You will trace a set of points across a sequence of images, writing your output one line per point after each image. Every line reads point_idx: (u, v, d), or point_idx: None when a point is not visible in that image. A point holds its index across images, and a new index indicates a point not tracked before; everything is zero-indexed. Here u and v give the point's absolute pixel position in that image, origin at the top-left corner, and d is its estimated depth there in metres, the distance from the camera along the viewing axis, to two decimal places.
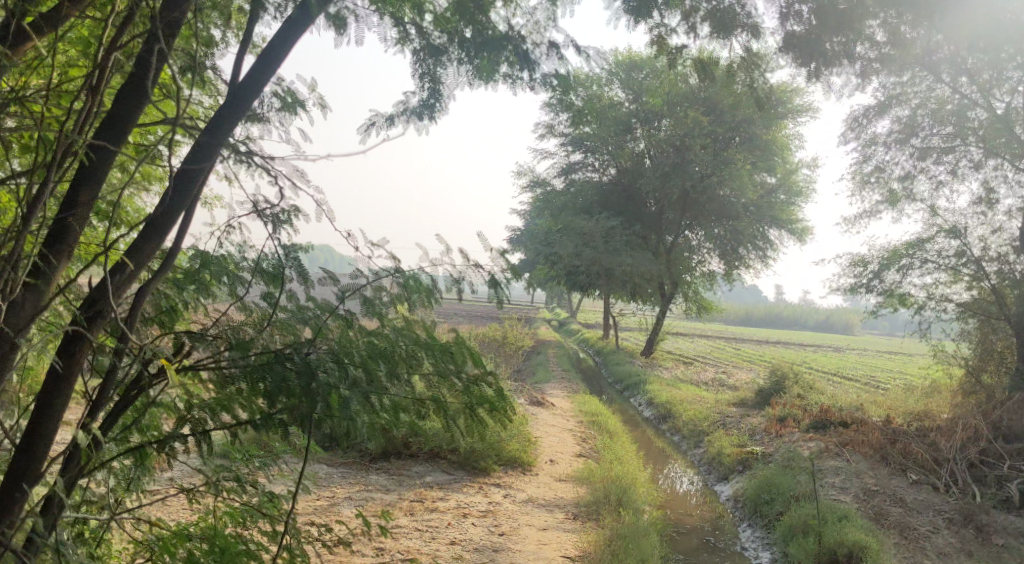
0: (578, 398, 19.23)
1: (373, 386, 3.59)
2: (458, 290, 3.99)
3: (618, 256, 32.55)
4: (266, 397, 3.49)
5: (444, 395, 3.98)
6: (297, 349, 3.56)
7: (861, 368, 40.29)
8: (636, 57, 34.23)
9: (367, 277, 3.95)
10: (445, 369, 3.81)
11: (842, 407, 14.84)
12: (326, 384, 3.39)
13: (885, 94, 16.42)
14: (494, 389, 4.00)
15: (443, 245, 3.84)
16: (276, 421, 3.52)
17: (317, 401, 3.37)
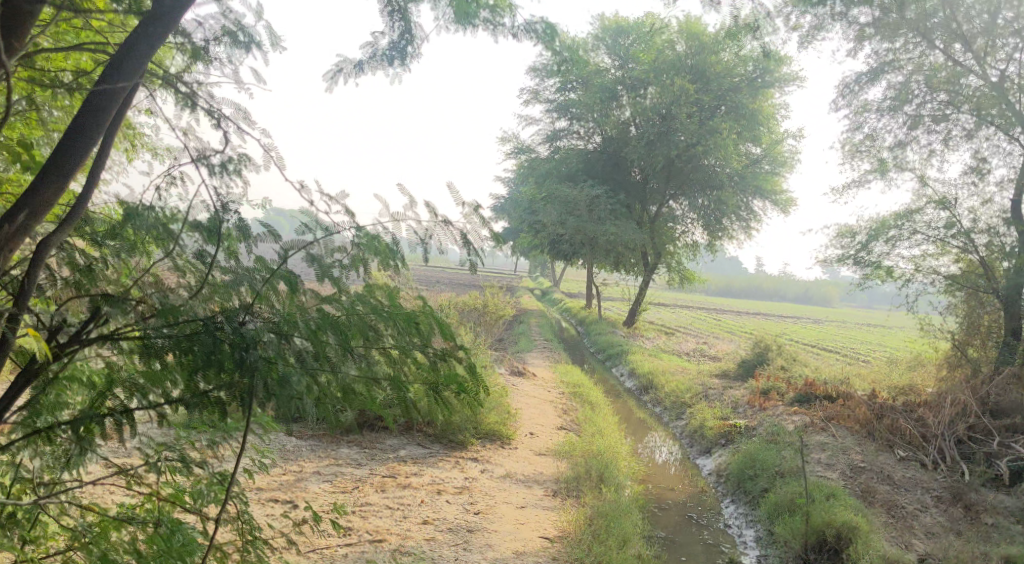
0: (559, 370, 18.88)
1: (321, 364, 3.89)
2: (423, 251, 4.23)
3: (602, 224, 32.07)
4: (200, 373, 3.71)
5: (407, 371, 4.28)
6: (229, 319, 3.77)
7: (842, 341, 40.27)
8: (623, 22, 33.49)
9: (316, 235, 4.07)
10: (409, 344, 4.10)
11: (826, 380, 14.61)
12: (261, 359, 3.66)
13: (877, 60, 15.74)
14: (456, 365, 4.34)
15: (407, 205, 4.17)
16: (211, 398, 3.75)
17: (256, 378, 3.65)
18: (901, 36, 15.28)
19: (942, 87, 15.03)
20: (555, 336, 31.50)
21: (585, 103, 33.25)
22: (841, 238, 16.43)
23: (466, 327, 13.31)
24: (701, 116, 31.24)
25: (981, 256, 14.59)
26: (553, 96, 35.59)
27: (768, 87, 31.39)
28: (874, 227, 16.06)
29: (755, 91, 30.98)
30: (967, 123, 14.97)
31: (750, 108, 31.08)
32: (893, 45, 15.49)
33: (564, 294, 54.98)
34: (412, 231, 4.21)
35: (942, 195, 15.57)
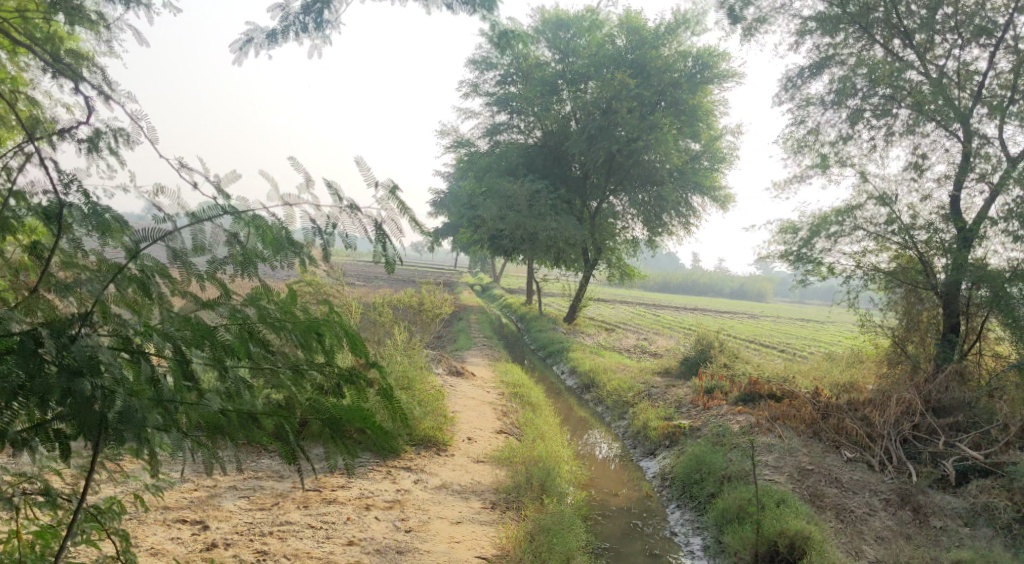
0: (499, 368, 18.33)
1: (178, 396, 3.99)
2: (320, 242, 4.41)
3: (542, 219, 31.62)
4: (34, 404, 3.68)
5: (299, 393, 4.39)
6: (69, 331, 3.77)
7: (777, 337, 40.64)
8: (563, 15, 33.13)
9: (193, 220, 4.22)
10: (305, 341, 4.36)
11: (770, 378, 14.44)
12: (91, 393, 3.60)
13: (821, 54, 16.09)
14: (354, 392, 4.35)
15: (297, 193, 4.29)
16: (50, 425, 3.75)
17: (87, 408, 3.61)
18: (843, 31, 15.70)
19: (879, 83, 15.26)
20: (495, 332, 30.95)
21: (526, 96, 32.76)
22: (783, 233, 16.34)
23: (401, 327, 12.64)
24: (641, 111, 31.06)
25: (920, 252, 14.60)
26: (493, 89, 35.02)
27: (708, 84, 31.22)
28: (815, 223, 16.05)
29: (694, 87, 30.93)
30: (905, 118, 15.17)
31: (689, 104, 31.05)
32: (836, 41, 15.93)
33: (504, 290, 54.35)
34: (311, 219, 4.38)
35: (882, 191, 15.84)
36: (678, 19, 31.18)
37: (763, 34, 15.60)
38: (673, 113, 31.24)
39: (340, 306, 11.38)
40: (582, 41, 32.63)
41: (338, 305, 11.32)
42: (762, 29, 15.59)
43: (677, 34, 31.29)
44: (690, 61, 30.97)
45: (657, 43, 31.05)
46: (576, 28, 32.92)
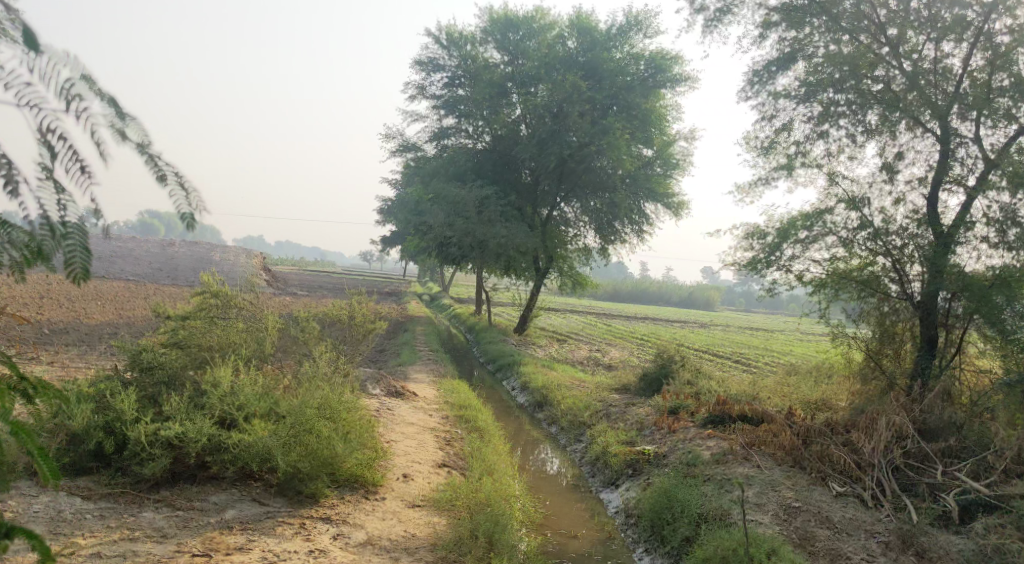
0: (445, 387, 16.81)
1: None
2: None
3: (492, 226, 30.23)
4: None
5: None
6: None
7: (729, 346, 39.93)
8: (512, 15, 31.93)
9: None
10: None
11: (737, 396, 13.33)
12: None
13: (786, 48, 15.27)
14: None
15: None
16: None
17: None
18: (809, 24, 15.00)
19: (845, 82, 14.60)
20: (442, 345, 29.38)
21: (475, 100, 31.48)
22: (748, 240, 15.30)
23: (329, 344, 11.10)
24: (593, 114, 30.09)
25: (894, 260, 13.87)
26: (441, 91, 33.67)
27: (660, 87, 30.45)
28: (782, 227, 15.11)
29: (647, 91, 30.13)
30: (875, 119, 14.60)
31: (641, 108, 30.23)
32: (803, 35, 15.11)
33: (453, 299, 52.61)
34: None
35: (849, 194, 15.14)
36: (630, 21, 30.38)
37: (726, 27, 14.61)
38: (626, 117, 30.29)
39: (251, 320, 9.77)
40: (532, 42, 31.55)
41: (249, 320, 9.71)
42: (726, 22, 14.62)
43: (628, 36, 30.60)
44: (643, 64, 30.51)
45: (609, 45, 30.42)
46: (527, 29, 31.78)
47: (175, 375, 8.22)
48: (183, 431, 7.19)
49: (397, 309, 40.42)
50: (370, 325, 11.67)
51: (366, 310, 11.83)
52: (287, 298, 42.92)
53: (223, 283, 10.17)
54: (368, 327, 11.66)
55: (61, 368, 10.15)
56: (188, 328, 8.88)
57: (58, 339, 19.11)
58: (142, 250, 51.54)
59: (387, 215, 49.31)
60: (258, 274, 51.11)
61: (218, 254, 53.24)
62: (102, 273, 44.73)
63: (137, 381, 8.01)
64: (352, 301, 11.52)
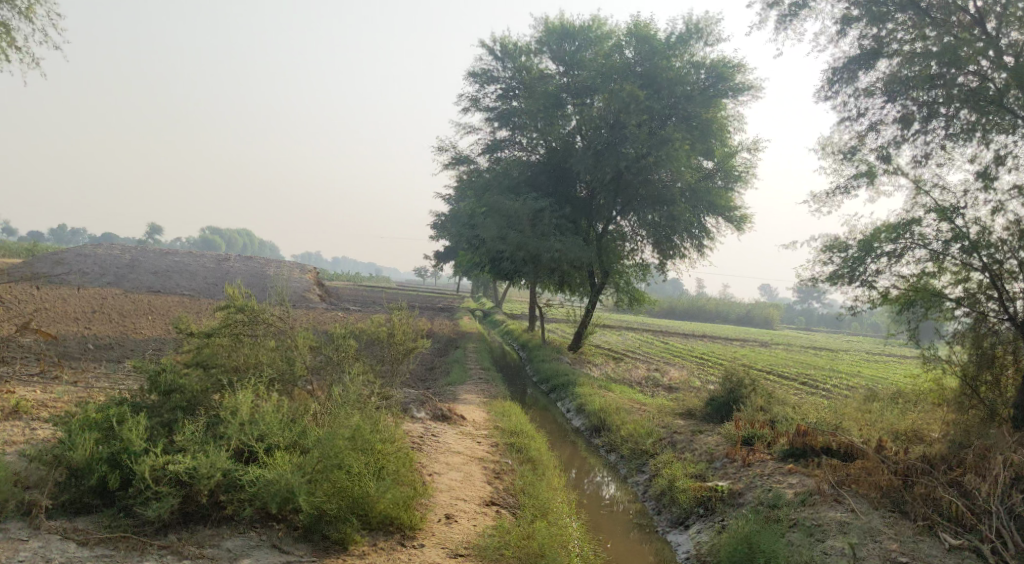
0: (496, 409, 15.81)
1: None
2: None
3: (546, 240, 29.30)
4: None
5: None
6: None
7: (795, 367, 37.82)
8: (568, 24, 31.08)
9: None
10: None
11: (817, 426, 12.03)
12: None
13: (867, 46, 13.87)
14: None
15: None
16: None
17: None
18: (894, 18, 13.48)
19: (936, 80, 13.09)
20: (494, 362, 28.45)
21: (529, 111, 30.65)
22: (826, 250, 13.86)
23: (365, 365, 10.13)
24: (651, 124, 28.94)
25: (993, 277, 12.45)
26: (494, 104, 33.03)
27: (721, 97, 29.17)
28: (866, 237, 13.64)
29: (708, 101, 28.83)
30: (962, 119, 13.14)
31: (702, 118, 28.94)
32: (885, 30, 13.66)
33: (505, 315, 51.60)
34: None
35: (940, 203, 13.48)
36: (691, 28, 29.21)
37: (801, 21, 13.38)
38: (687, 127, 28.86)
39: (277, 339, 8.98)
40: (589, 52, 30.59)
41: (274, 340, 8.91)
42: (802, 16, 13.36)
43: (688, 45, 29.41)
44: (704, 72, 29.25)
45: (668, 53, 29.14)
46: (583, 38, 30.88)
47: (195, 400, 7.70)
48: (195, 466, 6.75)
49: (448, 325, 39.66)
50: (415, 343, 10.69)
51: (409, 327, 10.88)
52: (339, 312, 42.64)
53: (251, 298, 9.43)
54: (413, 346, 10.70)
55: (90, 391, 9.59)
56: (212, 347, 8.25)
57: (105, 353, 18.86)
58: (199, 265, 52.18)
59: (441, 230, 48.75)
60: (311, 289, 51.12)
61: (272, 269, 53.53)
62: (160, 287, 45.31)
63: (154, 406, 7.50)
64: (395, 317, 10.60)
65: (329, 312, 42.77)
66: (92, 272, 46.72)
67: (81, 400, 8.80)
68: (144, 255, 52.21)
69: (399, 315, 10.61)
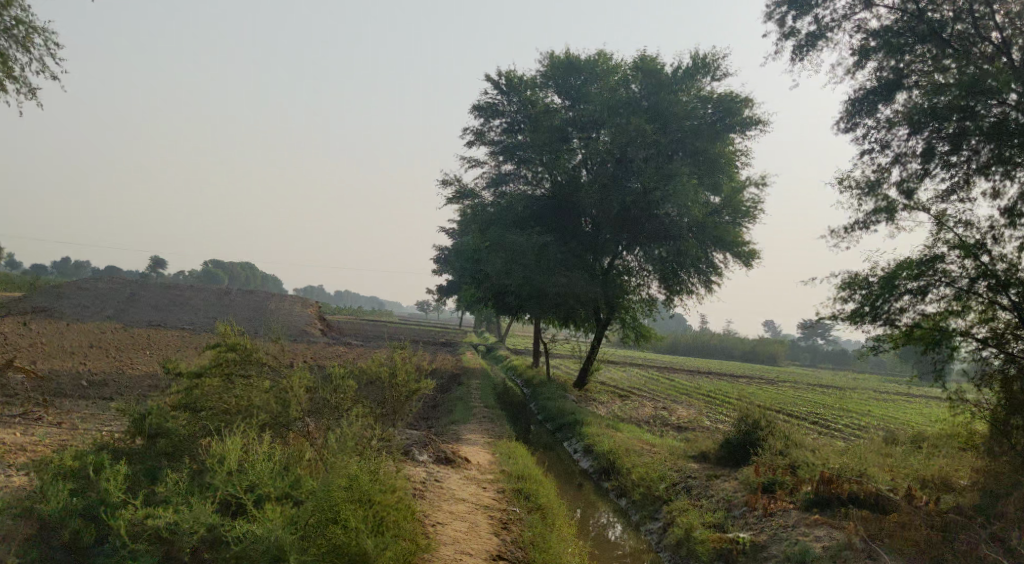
0: (501, 451, 15.20)
1: None
2: None
3: (551, 275, 28.89)
4: None
5: None
6: None
7: (804, 407, 36.92)
8: (574, 59, 31.01)
9: None
10: None
11: (839, 471, 11.47)
12: None
13: (884, 79, 13.61)
14: None
15: None
16: None
17: None
18: (910, 50, 13.33)
19: (955, 114, 12.68)
20: (498, 399, 27.81)
21: (535, 145, 30.49)
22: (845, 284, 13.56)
23: (364, 406, 9.56)
24: (657, 159, 28.67)
25: None
26: (499, 138, 32.90)
27: (728, 132, 28.93)
28: (887, 273, 13.14)
29: (715, 136, 28.72)
30: (986, 153, 12.70)
31: (709, 153, 28.68)
32: (904, 63, 13.46)
33: (509, 351, 50.86)
34: None
35: (964, 238, 12.96)
36: (697, 64, 29.20)
37: (818, 52, 13.08)
38: (694, 161, 28.81)
39: (270, 380, 8.46)
40: (595, 86, 30.40)
41: (266, 381, 8.39)
42: (819, 48, 13.06)
43: (694, 80, 29.36)
44: (711, 106, 29.08)
45: (675, 88, 28.99)
46: (588, 73, 30.79)
47: (182, 445, 7.52)
48: (176, 521, 6.52)
49: (451, 361, 39.03)
50: (418, 384, 10.12)
51: (411, 365, 10.34)
52: (340, 347, 42.05)
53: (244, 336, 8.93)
54: (415, 387, 10.13)
55: (75, 433, 9.10)
56: (202, 388, 8.01)
57: (98, 390, 18.33)
58: (200, 299, 51.79)
59: (444, 264, 48.34)
60: (313, 323, 50.60)
61: (274, 303, 53.08)
62: (160, 321, 44.86)
63: (138, 452, 7.32)
64: (396, 357, 10.06)
65: (330, 347, 42.19)
66: (92, 305, 46.34)
67: (65, 442, 8.35)
68: (145, 289, 51.85)
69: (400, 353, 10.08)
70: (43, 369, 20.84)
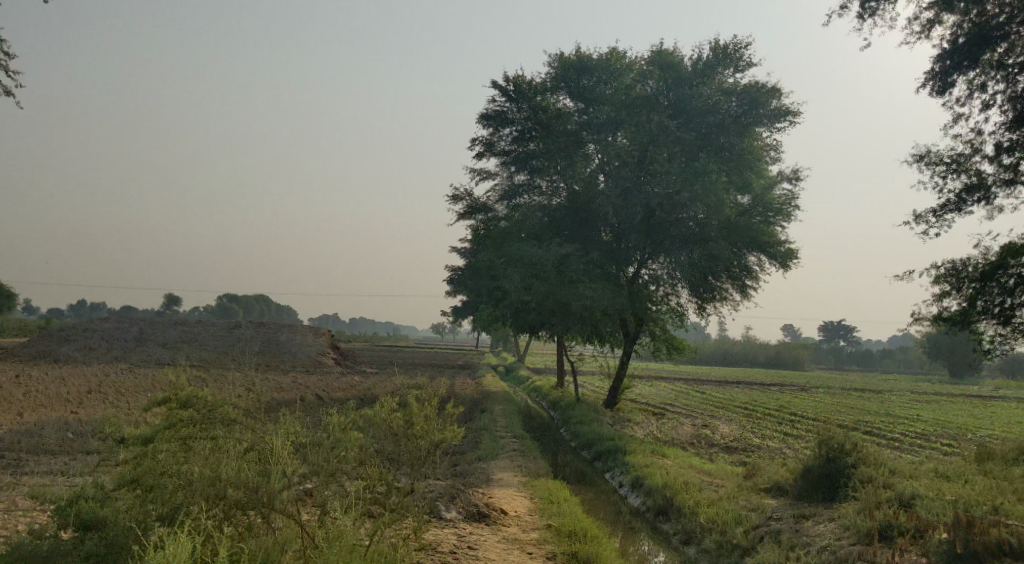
0: (541, 497, 13.11)
1: None
2: None
3: (575, 289, 26.82)
4: None
5: None
6: None
7: (850, 415, 34.12)
8: (586, 58, 28.59)
9: None
10: None
11: (969, 505, 9.29)
12: None
13: (968, 35, 11.29)
14: None
15: None
16: None
17: None
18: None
19: None
20: (525, 426, 25.70)
21: (549, 151, 28.58)
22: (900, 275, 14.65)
23: (367, 467, 7.73)
24: (681, 158, 26.52)
25: None
26: (509, 147, 30.74)
27: (757, 125, 26.85)
28: (992, 260, 11.09)
29: (741, 130, 26.55)
30: None
31: (737, 150, 26.59)
32: (988, 14, 11.13)
33: (530, 370, 48.55)
34: None
35: None
36: (718, 55, 27.17)
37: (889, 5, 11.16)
38: (721, 157, 26.64)
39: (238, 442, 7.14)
40: (609, 88, 28.05)
41: (236, 443, 7.09)
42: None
43: (715, 73, 27.27)
44: (736, 99, 26.88)
45: (697, 81, 26.98)
46: (603, 73, 28.24)
47: (115, 543, 6.13)
48: None
49: (472, 385, 36.91)
50: (441, 433, 8.16)
51: (431, 408, 8.39)
52: (354, 377, 40.10)
53: (205, 394, 7.85)
54: (439, 437, 8.20)
55: (12, 523, 7.25)
56: (154, 454, 6.85)
57: (85, 442, 16.48)
58: (210, 334, 50.13)
59: (458, 285, 46.27)
60: (325, 353, 48.63)
61: (285, 335, 51.20)
62: (168, 359, 43.17)
63: (61, 552, 6.00)
64: (411, 401, 8.17)
65: (344, 378, 40.12)
66: (98, 347, 44.77)
67: None
68: (153, 327, 50.20)
69: (416, 395, 8.16)
70: (27, 421, 18.98)
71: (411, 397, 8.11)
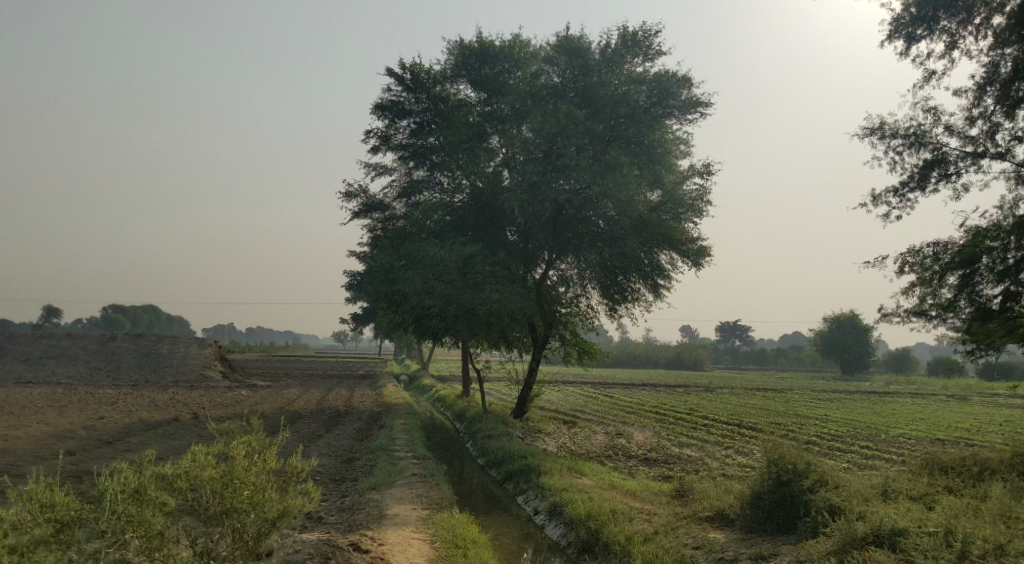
0: (443, 540, 10.75)
1: None
2: None
3: (480, 290, 24.48)
4: None
5: None
6: None
7: (761, 417, 33.26)
8: (487, 46, 26.19)
9: None
10: None
11: (964, 543, 7.63)
12: None
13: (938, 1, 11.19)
14: None
15: None
16: None
17: None
18: None
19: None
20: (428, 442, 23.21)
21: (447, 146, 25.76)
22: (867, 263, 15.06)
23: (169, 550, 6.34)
24: (591, 151, 24.57)
25: None
26: (407, 140, 28.16)
27: (666, 117, 25.37)
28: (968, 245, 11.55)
29: (652, 123, 25.04)
30: None
31: (645, 144, 25.01)
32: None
33: (432, 379, 45.80)
34: None
35: None
36: (627, 42, 25.32)
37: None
38: (630, 151, 25.08)
39: None
40: (512, 78, 25.98)
41: None
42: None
43: (623, 61, 25.44)
44: (646, 89, 25.13)
45: (605, 71, 25.04)
46: (507, 61, 26.02)
47: None
48: None
49: (370, 397, 33.96)
50: (276, 502, 6.88)
51: (263, 465, 7.09)
52: (239, 391, 36.40)
53: None
54: (277, 507, 6.95)
55: None
56: None
57: None
58: (76, 346, 44.85)
59: (356, 290, 42.98)
60: (210, 365, 44.36)
61: (165, 345, 46.47)
62: (23, 378, 38.01)
63: None
64: (233, 457, 6.88)
65: (229, 392, 36.33)
66: None
67: None
68: (10, 340, 44.46)
69: (241, 447, 6.91)
70: None
71: (236, 447, 6.90)
